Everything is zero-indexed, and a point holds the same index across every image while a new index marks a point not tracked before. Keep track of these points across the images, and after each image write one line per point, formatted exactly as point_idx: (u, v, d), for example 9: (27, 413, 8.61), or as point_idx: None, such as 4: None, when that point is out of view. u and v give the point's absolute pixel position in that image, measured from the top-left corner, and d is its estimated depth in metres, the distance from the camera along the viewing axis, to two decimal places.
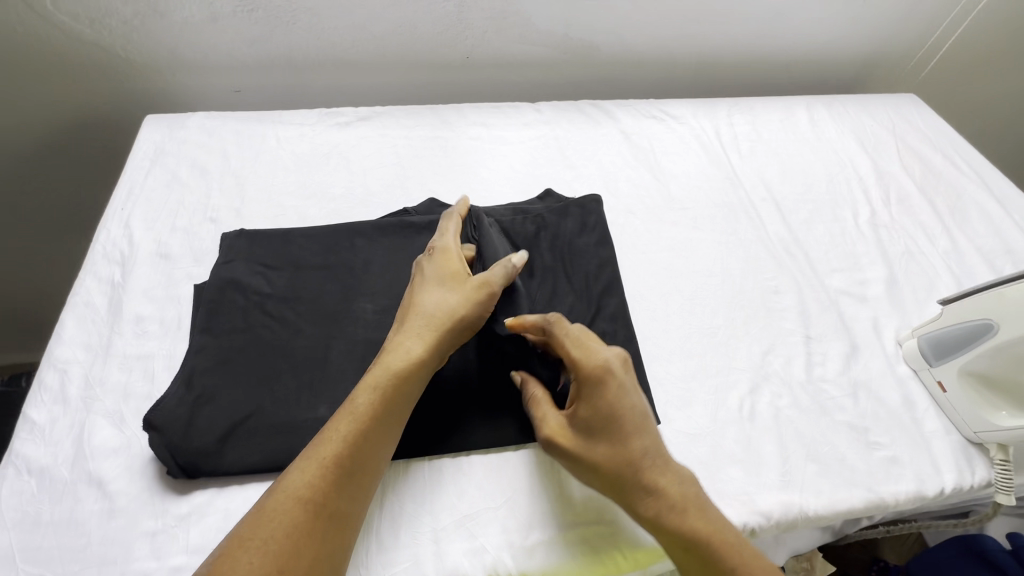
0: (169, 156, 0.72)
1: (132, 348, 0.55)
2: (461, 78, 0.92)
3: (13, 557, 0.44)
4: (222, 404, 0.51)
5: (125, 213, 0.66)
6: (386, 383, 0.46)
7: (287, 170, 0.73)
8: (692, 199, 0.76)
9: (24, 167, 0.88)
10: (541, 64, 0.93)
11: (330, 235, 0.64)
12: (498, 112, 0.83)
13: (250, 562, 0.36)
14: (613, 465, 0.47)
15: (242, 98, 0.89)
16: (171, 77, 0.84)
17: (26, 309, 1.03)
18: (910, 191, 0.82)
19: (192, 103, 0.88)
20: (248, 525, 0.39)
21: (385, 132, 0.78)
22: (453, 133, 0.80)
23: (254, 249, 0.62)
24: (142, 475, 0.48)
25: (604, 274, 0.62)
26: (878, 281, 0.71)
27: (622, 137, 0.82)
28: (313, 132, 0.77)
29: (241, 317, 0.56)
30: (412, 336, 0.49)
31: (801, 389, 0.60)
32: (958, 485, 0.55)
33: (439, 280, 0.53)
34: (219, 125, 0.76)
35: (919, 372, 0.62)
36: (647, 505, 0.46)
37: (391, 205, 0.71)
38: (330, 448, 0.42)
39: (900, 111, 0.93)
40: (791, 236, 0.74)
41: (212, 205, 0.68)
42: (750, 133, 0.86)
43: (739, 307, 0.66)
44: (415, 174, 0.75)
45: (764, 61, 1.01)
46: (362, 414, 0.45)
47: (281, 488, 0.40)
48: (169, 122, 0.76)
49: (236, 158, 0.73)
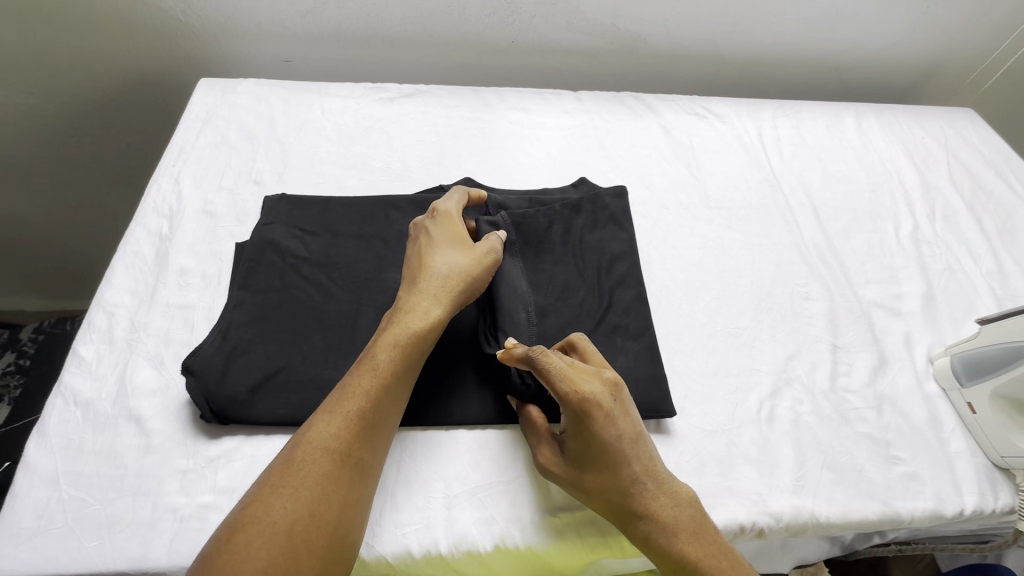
0: (219, 119, 0.75)
1: (175, 297, 0.58)
2: (505, 61, 0.93)
3: (57, 479, 0.47)
4: (255, 358, 0.53)
5: (176, 170, 0.69)
6: (404, 341, 0.48)
7: (330, 141, 0.75)
8: (728, 198, 0.75)
9: (85, 122, 0.92)
10: (586, 53, 0.93)
11: (366, 206, 0.65)
12: (539, 98, 0.83)
13: (285, 505, 0.39)
14: (605, 495, 0.46)
15: (290, 68, 0.91)
16: (226, 44, 0.86)
17: (77, 257, 1.09)
18: (958, 207, 0.79)
19: (243, 70, 0.91)
20: (278, 475, 0.41)
21: (427, 110, 0.80)
22: (493, 115, 0.80)
23: (294, 213, 0.64)
24: (177, 416, 0.51)
25: (631, 265, 0.62)
26: (914, 296, 0.69)
27: (661, 132, 0.82)
28: (357, 105, 0.79)
29: (278, 277, 0.58)
30: (425, 296, 0.50)
31: (823, 397, 0.59)
32: (979, 508, 0.54)
33: (447, 243, 0.54)
34: (268, 93, 0.79)
35: (948, 391, 0.61)
36: (639, 531, 0.46)
37: (427, 181, 0.72)
38: (353, 403, 0.44)
39: (955, 124, 0.89)
40: (827, 243, 0.73)
41: (257, 169, 0.71)
42: (793, 136, 0.85)
43: (766, 310, 0.65)
44: (453, 152, 0.76)
45: (814, 63, 0.99)
46: (384, 370, 0.46)
47: (307, 438, 0.43)
48: (221, 87, 0.79)
49: (282, 125, 0.75)
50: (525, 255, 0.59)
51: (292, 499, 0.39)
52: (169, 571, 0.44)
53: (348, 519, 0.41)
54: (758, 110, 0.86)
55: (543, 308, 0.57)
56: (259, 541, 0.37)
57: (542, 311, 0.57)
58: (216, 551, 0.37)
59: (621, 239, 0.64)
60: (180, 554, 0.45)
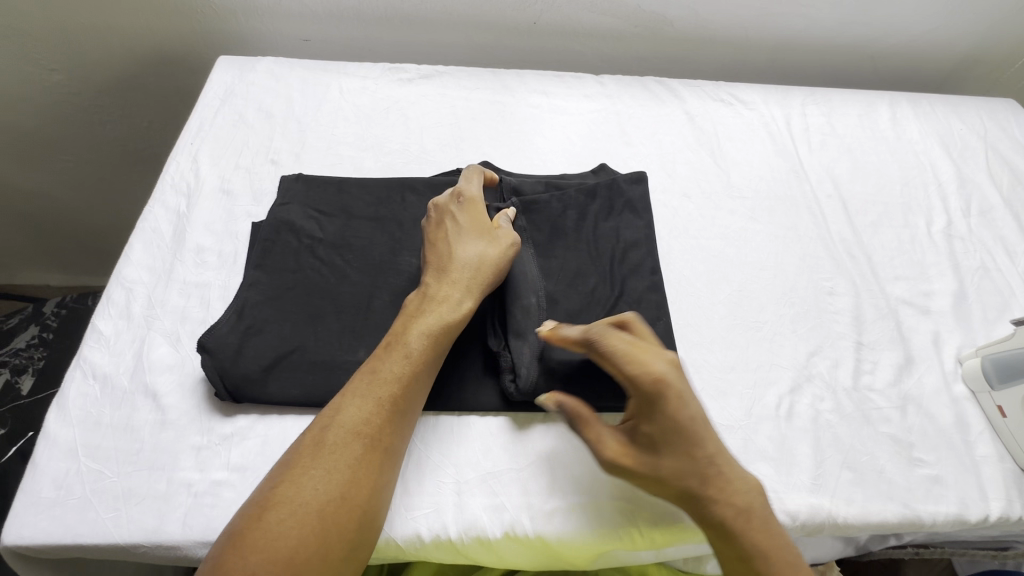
0: (237, 97, 0.75)
1: (191, 275, 0.58)
2: (525, 43, 0.91)
3: (75, 451, 0.48)
4: (269, 337, 0.53)
5: (194, 148, 0.69)
6: (437, 329, 0.49)
7: (347, 121, 0.74)
8: (753, 188, 0.73)
9: (106, 98, 0.93)
10: (609, 35, 0.90)
11: (382, 188, 0.64)
12: (560, 81, 0.81)
13: (317, 487, 0.40)
14: (679, 481, 0.44)
15: (309, 48, 0.90)
16: (245, 21, 0.86)
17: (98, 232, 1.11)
18: (995, 203, 0.75)
19: (262, 48, 0.90)
20: (309, 454, 0.41)
21: (445, 92, 0.78)
22: (513, 98, 0.78)
23: (310, 194, 0.63)
24: (192, 393, 0.51)
25: (648, 254, 0.61)
26: (945, 294, 0.66)
27: (685, 118, 0.78)
28: (376, 85, 0.78)
29: (293, 257, 0.58)
30: (454, 285, 0.51)
31: (845, 395, 0.58)
32: (1005, 515, 0.52)
33: (472, 231, 0.55)
34: (286, 72, 0.78)
35: (978, 393, 0.58)
36: (713, 520, 0.44)
37: (444, 164, 0.71)
38: (387, 389, 0.45)
39: (996, 115, 0.85)
40: (856, 237, 0.70)
41: (274, 148, 0.70)
42: (824, 125, 0.81)
43: (789, 304, 0.63)
44: (471, 136, 0.74)
45: (848, 50, 0.95)
46: (417, 358, 0.47)
47: (340, 420, 0.43)
48: (240, 65, 0.78)
49: (300, 105, 0.75)
50: (537, 241, 0.59)
51: (327, 482, 0.40)
52: (182, 545, 0.45)
53: (380, 501, 0.42)
54: (787, 97, 0.83)
55: (552, 295, 0.57)
56: (295, 522, 0.38)
57: (550, 298, 0.56)
58: (251, 529, 0.38)
59: (638, 228, 0.62)
60: (193, 529, 0.45)
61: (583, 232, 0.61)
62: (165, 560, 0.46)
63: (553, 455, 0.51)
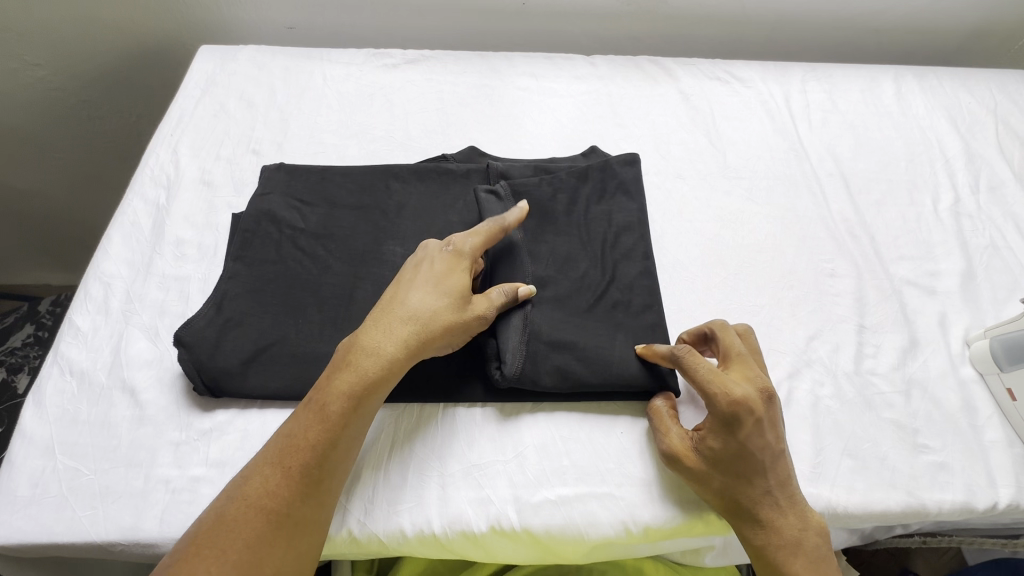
0: (218, 87, 0.73)
1: (170, 269, 0.57)
2: (515, 25, 0.88)
3: (52, 448, 0.47)
4: (248, 330, 0.52)
5: (174, 139, 0.68)
6: (360, 392, 0.44)
7: (330, 109, 0.72)
8: (750, 168, 0.70)
9: (91, 92, 0.92)
10: (601, 15, 0.87)
11: (366, 175, 0.62)
12: (550, 63, 0.79)
13: (206, 571, 0.36)
14: (731, 494, 0.46)
15: (294, 36, 0.88)
16: (228, 10, 0.84)
17: (89, 230, 1.10)
18: (1006, 178, 0.72)
19: (247, 38, 0.88)
20: (204, 531, 0.38)
21: (431, 77, 0.76)
22: (501, 82, 0.76)
23: (292, 182, 0.61)
24: (170, 388, 0.50)
25: (642, 238, 0.58)
26: (952, 273, 0.64)
27: (679, 99, 0.75)
28: (360, 71, 0.76)
29: (273, 248, 0.56)
30: (384, 343, 0.45)
31: (846, 380, 0.55)
32: (1014, 502, 0.50)
33: (434, 277, 0.48)
34: (268, 60, 0.76)
35: (986, 376, 0.56)
36: (748, 524, 0.46)
37: (430, 150, 0.69)
38: (296, 458, 0.41)
39: (1008, 86, 0.81)
40: (858, 216, 0.68)
41: (256, 138, 0.69)
42: (824, 102, 0.77)
43: (787, 287, 0.61)
44: (458, 121, 0.72)
45: (849, 24, 0.91)
46: (335, 422, 0.43)
47: (243, 493, 0.40)
48: (221, 54, 0.76)
49: (283, 93, 0.73)
50: (528, 229, 0.56)
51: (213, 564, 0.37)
52: (160, 543, 0.44)
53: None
54: (786, 73, 0.80)
55: (542, 283, 0.54)
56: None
57: (539, 285, 0.54)
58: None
59: (630, 211, 0.60)
60: (171, 526, 0.44)
61: (575, 216, 0.58)
62: (145, 559, 0.45)
63: (541, 446, 0.50)
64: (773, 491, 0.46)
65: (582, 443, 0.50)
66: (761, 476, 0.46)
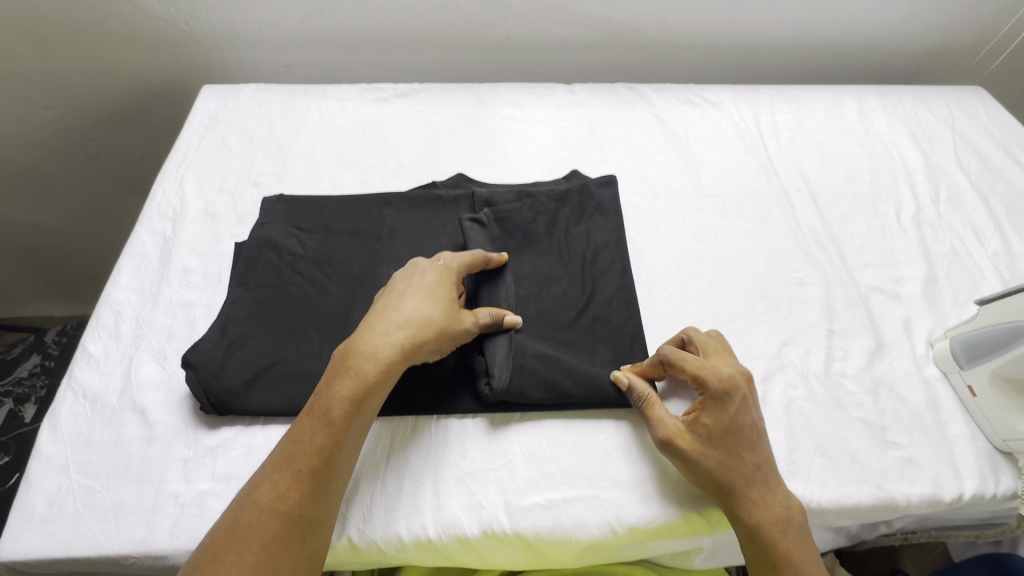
0: (220, 124, 0.77)
1: (178, 296, 0.61)
2: (499, 58, 0.94)
3: (67, 467, 0.50)
4: (251, 351, 0.55)
5: (180, 174, 0.72)
6: (360, 396, 0.46)
7: (326, 141, 0.76)
8: (723, 185, 0.75)
9: (98, 130, 0.96)
10: (579, 46, 0.93)
11: (361, 203, 0.66)
12: (533, 90, 0.84)
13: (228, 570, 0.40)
14: (727, 474, 0.49)
15: (291, 73, 0.94)
16: (228, 52, 0.89)
17: (94, 261, 1.14)
18: (964, 188, 0.77)
19: (246, 77, 0.94)
20: (222, 538, 0.41)
21: (421, 108, 0.81)
22: (486, 111, 0.81)
23: (291, 212, 0.65)
24: (178, 408, 0.53)
25: (618, 254, 0.63)
26: (915, 279, 0.67)
27: (655, 122, 0.80)
28: (354, 105, 0.80)
29: (274, 274, 0.60)
30: (379, 351, 0.48)
31: (817, 382, 0.59)
32: (979, 493, 0.53)
33: (424, 289, 0.52)
34: (267, 97, 0.81)
35: (949, 374, 0.59)
36: (739, 507, 0.49)
37: (420, 178, 0.74)
38: (303, 463, 0.44)
39: (964, 102, 0.86)
40: (826, 227, 0.72)
41: (257, 171, 0.73)
42: (792, 121, 0.83)
43: (760, 296, 0.64)
44: (446, 149, 0.77)
45: (813, 47, 0.97)
46: (337, 427, 0.45)
47: (255, 498, 0.43)
48: (222, 93, 0.81)
49: (281, 128, 0.78)
50: (509, 248, 0.61)
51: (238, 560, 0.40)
52: (170, 554, 0.47)
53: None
54: (755, 96, 0.85)
55: (525, 298, 0.58)
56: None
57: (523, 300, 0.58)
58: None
59: (607, 229, 0.64)
60: (180, 538, 0.47)
61: (556, 234, 0.63)
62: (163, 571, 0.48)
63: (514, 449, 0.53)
64: (760, 470, 0.50)
65: (568, 448, 0.53)
66: (748, 450, 0.50)
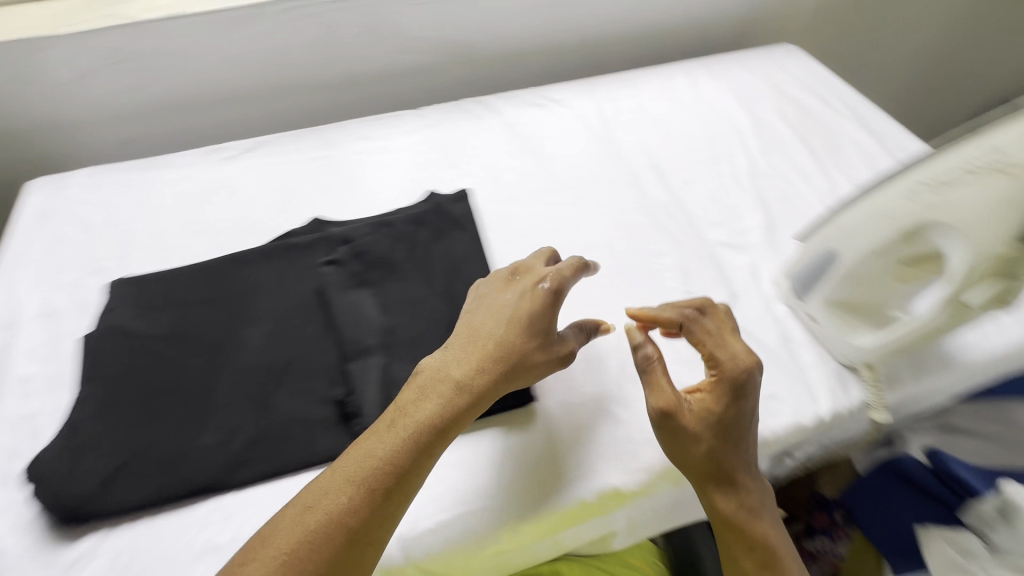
0: (51, 217, 0.73)
1: (18, 410, 0.56)
2: (347, 95, 0.94)
3: None
4: (103, 449, 0.52)
5: (11, 278, 0.67)
6: (405, 459, 0.46)
7: (172, 212, 0.74)
8: (574, 177, 0.78)
9: None
10: (423, 70, 0.95)
11: (212, 269, 0.64)
12: (381, 122, 0.85)
13: None
14: (709, 461, 0.51)
15: (130, 148, 0.90)
16: (58, 141, 0.86)
17: None
18: (786, 138, 0.84)
19: (82, 161, 0.89)
20: None
21: (269, 160, 0.80)
22: (338, 151, 0.81)
23: (138, 292, 0.62)
24: (31, 530, 0.50)
25: (476, 266, 0.64)
26: (756, 228, 0.73)
27: (504, 129, 0.84)
28: (197, 171, 0.78)
29: (122, 360, 0.57)
30: (381, 419, 0.48)
31: (681, 343, 0.62)
32: (834, 409, 0.58)
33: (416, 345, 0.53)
34: (102, 180, 0.77)
35: (794, 308, 0.64)
36: (712, 487, 0.51)
37: (276, 229, 0.72)
38: (336, 534, 0.43)
39: (776, 62, 0.96)
40: (672, 198, 0.77)
41: (98, 258, 0.69)
42: (632, 107, 0.88)
43: (621, 274, 0.68)
44: (300, 195, 0.76)
45: (643, 34, 1.04)
46: (375, 496, 0.44)
47: (262, 568, 0.41)
48: (51, 184, 0.77)
49: (121, 208, 0.74)
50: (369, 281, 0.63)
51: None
52: None
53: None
54: (593, 89, 0.90)
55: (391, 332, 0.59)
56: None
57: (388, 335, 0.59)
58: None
59: (464, 244, 0.66)
60: None
61: (409, 263, 0.64)
62: None
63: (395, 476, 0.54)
64: (710, 457, 0.50)
65: (453, 465, 0.53)
66: (733, 438, 0.51)
